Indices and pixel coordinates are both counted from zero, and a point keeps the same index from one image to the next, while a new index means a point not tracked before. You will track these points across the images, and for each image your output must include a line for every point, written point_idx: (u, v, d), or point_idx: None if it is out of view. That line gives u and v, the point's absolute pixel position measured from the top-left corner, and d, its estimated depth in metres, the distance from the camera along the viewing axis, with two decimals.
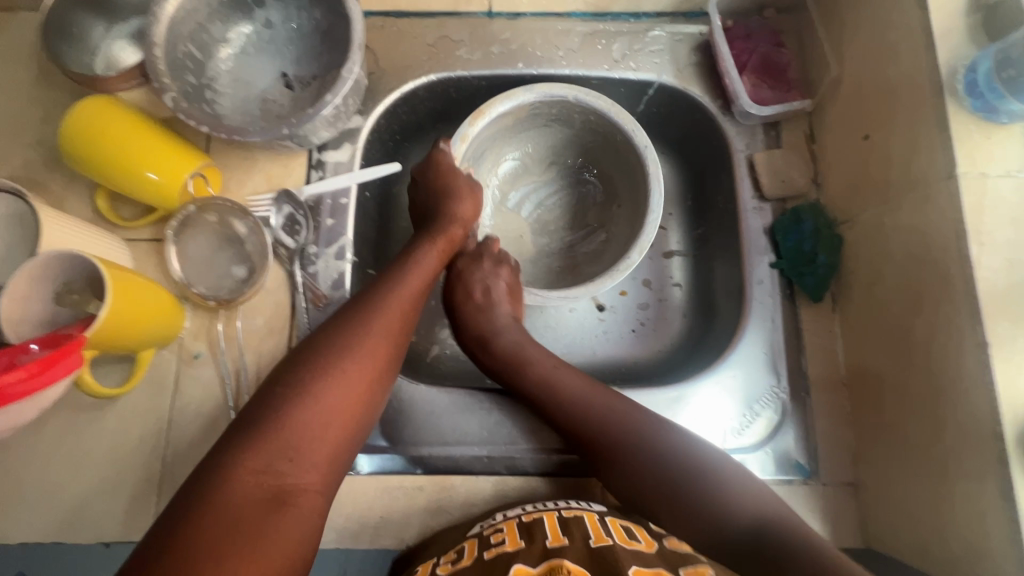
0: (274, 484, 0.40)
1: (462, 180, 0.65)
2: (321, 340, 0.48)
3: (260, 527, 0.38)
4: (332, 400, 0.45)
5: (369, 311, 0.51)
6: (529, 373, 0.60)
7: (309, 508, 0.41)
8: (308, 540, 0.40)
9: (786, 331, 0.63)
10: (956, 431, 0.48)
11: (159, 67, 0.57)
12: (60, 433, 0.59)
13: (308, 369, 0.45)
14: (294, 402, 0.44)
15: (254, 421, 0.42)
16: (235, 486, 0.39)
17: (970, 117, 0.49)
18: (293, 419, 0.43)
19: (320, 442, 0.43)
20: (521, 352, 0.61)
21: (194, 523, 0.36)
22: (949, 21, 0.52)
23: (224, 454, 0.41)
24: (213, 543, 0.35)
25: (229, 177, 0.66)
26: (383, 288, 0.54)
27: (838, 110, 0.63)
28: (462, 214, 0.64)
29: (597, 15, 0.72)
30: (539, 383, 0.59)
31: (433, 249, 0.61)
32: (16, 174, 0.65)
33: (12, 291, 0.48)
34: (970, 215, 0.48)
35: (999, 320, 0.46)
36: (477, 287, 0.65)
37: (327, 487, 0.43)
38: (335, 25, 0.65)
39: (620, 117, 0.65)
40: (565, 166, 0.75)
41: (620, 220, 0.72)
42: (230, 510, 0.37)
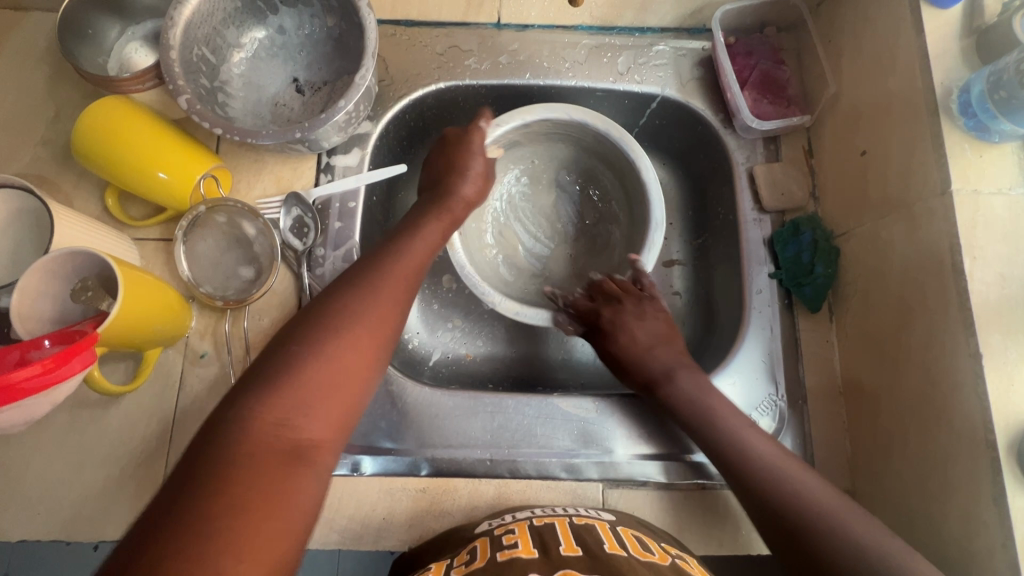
0: (287, 439, 0.38)
1: (475, 166, 0.65)
2: (329, 301, 0.47)
3: (275, 481, 0.36)
4: (342, 356, 0.44)
5: (379, 275, 0.50)
6: (682, 390, 0.59)
7: (321, 466, 0.39)
8: (318, 503, 0.38)
9: (784, 340, 0.65)
10: (950, 438, 0.49)
11: (174, 69, 0.58)
12: (64, 430, 0.59)
13: (318, 327, 0.45)
14: (308, 355, 0.42)
15: (267, 375, 0.41)
16: (252, 436, 0.37)
17: (963, 136, 0.51)
18: (306, 372, 0.41)
19: (332, 399, 0.42)
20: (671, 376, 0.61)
21: (210, 470, 0.34)
22: (944, 43, 0.54)
23: (235, 406, 0.39)
24: (228, 498, 0.33)
25: (239, 179, 0.67)
26: (390, 257, 0.53)
27: (836, 125, 0.65)
28: (466, 197, 0.64)
29: (604, 29, 0.74)
30: (692, 406, 0.58)
31: (438, 223, 0.60)
32: (25, 171, 0.65)
33: (23, 287, 0.48)
34: (964, 229, 0.49)
35: (992, 332, 0.47)
36: (640, 329, 0.64)
37: (338, 444, 0.41)
38: (347, 32, 0.67)
39: (623, 139, 0.67)
40: (574, 183, 0.77)
41: (623, 236, 0.73)
42: (246, 461, 0.35)
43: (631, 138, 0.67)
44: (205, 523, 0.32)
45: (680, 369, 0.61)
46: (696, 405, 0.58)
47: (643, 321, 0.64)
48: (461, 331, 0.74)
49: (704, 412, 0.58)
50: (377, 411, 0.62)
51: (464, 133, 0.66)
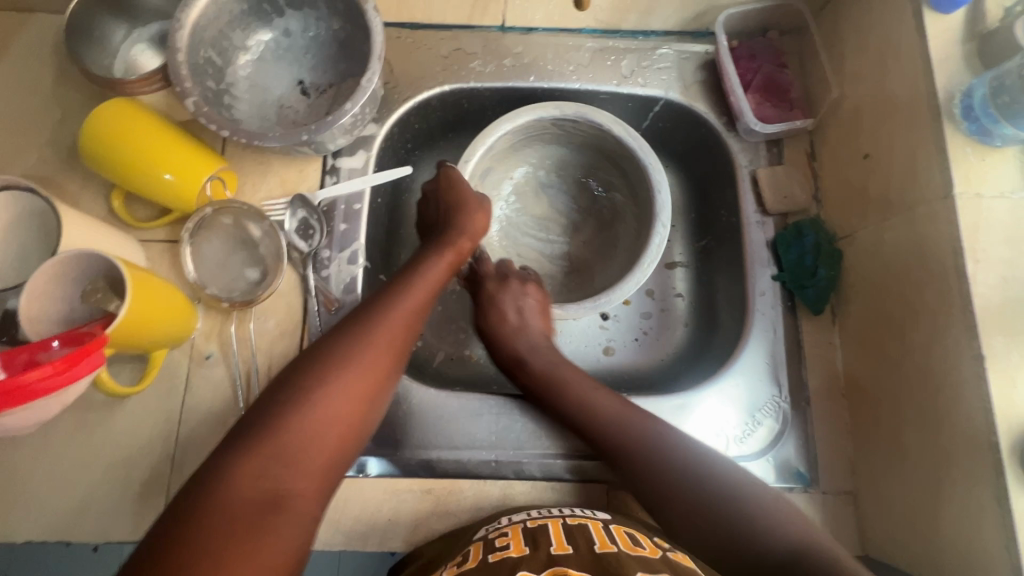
0: (268, 490, 0.39)
1: (473, 194, 0.66)
2: (324, 347, 0.48)
3: (255, 532, 0.37)
4: (332, 403, 0.45)
5: (375, 318, 0.51)
6: (535, 368, 0.63)
7: (301, 515, 0.40)
8: (297, 552, 0.39)
9: (787, 341, 0.65)
10: (952, 440, 0.50)
11: (181, 71, 0.58)
12: (70, 431, 0.59)
13: (312, 374, 0.46)
14: (295, 404, 0.44)
15: (256, 422, 0.43)
16: (232, 487, 0.39)
17: (966, 139, 0.52)
18: (291, 421, 0.43)
19: (315, 450, 0.43)
20: (555, 372, 0.62)
21: (188, 525, 0.36)
22: (947, 48, 0.54)
23: (223, 455, 0.41)
24: (205, 552, 0.35)
25: (244, 181, 0.67)
26: (387, 298, 0.54)
27: (838, 129, 0.66)
28: (471, 229, 0.64)
29: (607, 32, 0.74)
30: (546, 373, 0.62)
31: (440, 261, 0.60)
32: (31, 173, 0.65)
33: (31, 289, 0.48)
34: (966, 232, 0.50)
35: (994, 334, 0.48)
36: (511, 306, 0.66)
37: (322, 493, 0.43)
38: (353, 35, 0.67)
39: (623, 131, 0.67)
40: (574, 183, 0.78)
41: (629, 227, 0.73)
42: (223, 516, 0.37)
43: (637, 135, 0.67)
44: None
45: (561, 363, 0.63)
46: (579, 401, 0.59)
47: (517, 301, 0.67)
48: (465, 332, 0.75)
49: (549, 381, 0.61)
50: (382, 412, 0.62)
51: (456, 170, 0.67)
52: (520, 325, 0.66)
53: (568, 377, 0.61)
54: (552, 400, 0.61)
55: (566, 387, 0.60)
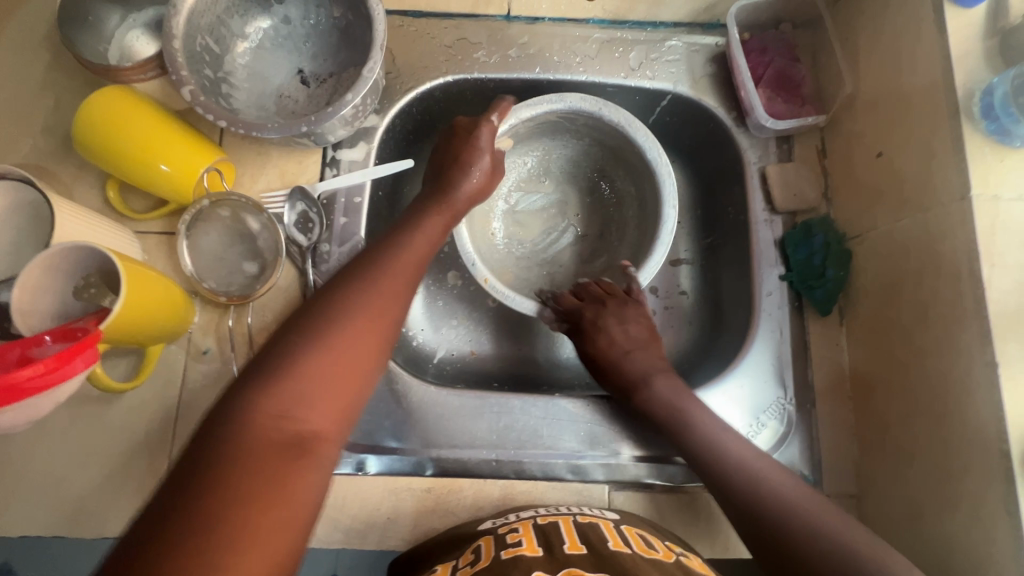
0: (289, 431, 0.38)
1: (484, 158, 0.63)
2: (330, 294, 0.47)
3: (278, 474, 0.36)
4: (344, 346, 0.43)
5: (380, 268, 0.50)
6: (658, 393, 0.59)
7: (324, 458, 0.39)
8: (321, 494, 0.38)
9: (793, 342, 0.64)
10: (962, 447, 0.49)
11: (177, 59, 0.57)
12: (65, 425, 0.58)
13: (318, 322, 0.44)
14: (306, 349, 0.42)
15: (267, 368, 0.41)
16: (252, 429, 0.37)
17: (984, 139, 0.50)
18: (306, 366, 0.41)
19: (335, 391, 0.41)
20: (650, 380, 0.60)
21: (205, 476, 0.34)
22: (967, 44, 0.52)
23: (237, 399, 0.39)
24: (230, 490, 0.33)
25: (243, 172, 0.66)
26: (392, 251, 0.52)
27: (850, 127, 0.64)
28: (468, 190, 0.62)
29: (615, 22, 0.72)
30: (669, 404, 0.59)
31: (437, 219, 0.59)
32: (25, 162, 0.64)
33: (24, 282, 0.47)
34: (982, 234, 0.49)
35: (1009, 341, 0.47)
36: (619, 330, 0.63)
37: (341, 435, 0.41)
38: (355, 23, 0.65)
39: (620, 116, 0.66)
40: (549, 180, 0.76)
41: (636, 220, 0.72)
42: (242, 457, 0.35)
43: (642, 127, 0.66)
44: (208, 518, 0.32)
45: (657, 372, 0.61)
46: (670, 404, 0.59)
47: (624, 326, 0.64)
48: (465, 328, 0.74)
49: (676, 411, 0.58)
50: (381, 410, 0.62)
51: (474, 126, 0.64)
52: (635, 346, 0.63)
53: (692, 407, 0.58)
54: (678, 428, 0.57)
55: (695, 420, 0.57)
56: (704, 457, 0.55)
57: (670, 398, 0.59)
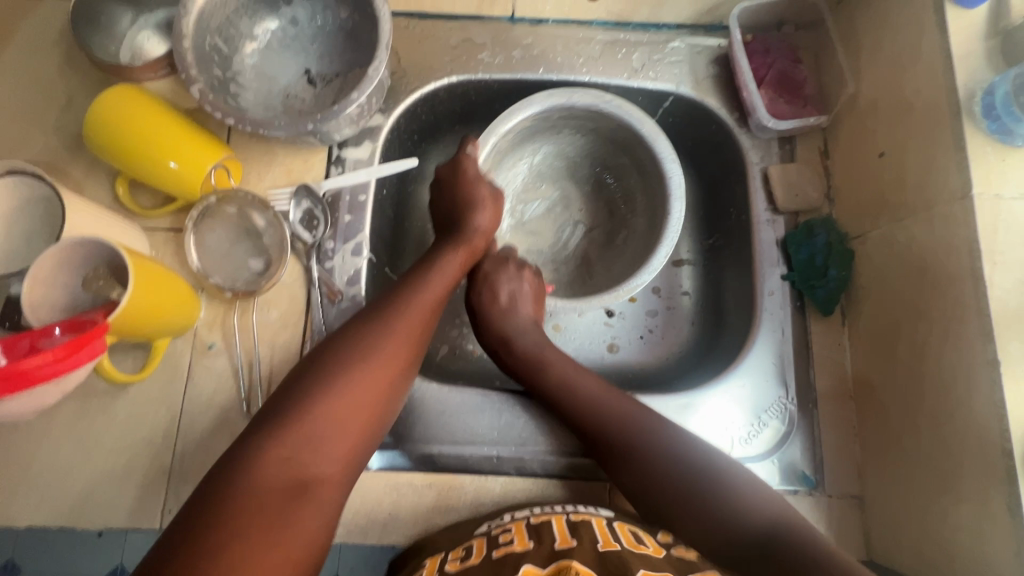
0: (297, 474, 0.41)
1: (482, 192, 0.64)
2: (347, 334, 0.49)
3: (282, 515, 0.39)
4: (357, 391, 0.46)
5: (397, 309, 0.52)
6: (521, 349, 0.63)
7: (325, 500, 0.42)
8: (321, 533, 0.41)
9: (796, 342, 0.64)
10: (963, 447, 0.49)
11: (187, 58, 0.58)
12: (72, 417, 0.59)
13: (334, 364, 0.46)
14: (322, 392, 0.44)
15: (283, 407, 0.44)
16: (265, 468, 0.40)
17: (987, 138, 0.50)
18: (319, 408, 0.44)
19: (343, 435, 0.44)
20: (544, 353, 0.62)
21: (219, 509, 0.37)
22: (968, 44, 0.53)
23: (255, 437, 0.42)
24: (238, 525, 0.36)
25: (249, 170, 0.67)
26: (407, 291, 0.54)
27: (852, 127, 0.64)
28: (481, 227, 0.64)
29: (618, 24, 0.73)
30: (531, 355, 0.62)
31: (456, 257, 0.60)
32: (37, 159, 0.65)
33: (35, 275, 0.48)
34: (984, 233, 0.49)
35: (1011, 339, 0.47)
36: (506, 287, 0.66)
37: (344, 479, 0.44)
38: (361, 24, 0.66)
39: (607, 101, 0.66)
40: (542, 184, 0.77)
41: (638, 206, 0.73)
42: (252, 495, 0.38)
43: (642, 115, 0.66)
44: (211, 554, 0.34)
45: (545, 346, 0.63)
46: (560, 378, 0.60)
47: (511, 284, 0.66)
48: (468, 326, 0.74)
49: (537, 362, 0.62)
50: None
51: (454, 164, 0.66)
52: (509, 307, 0.65)
53: (556, 359, 0.62)
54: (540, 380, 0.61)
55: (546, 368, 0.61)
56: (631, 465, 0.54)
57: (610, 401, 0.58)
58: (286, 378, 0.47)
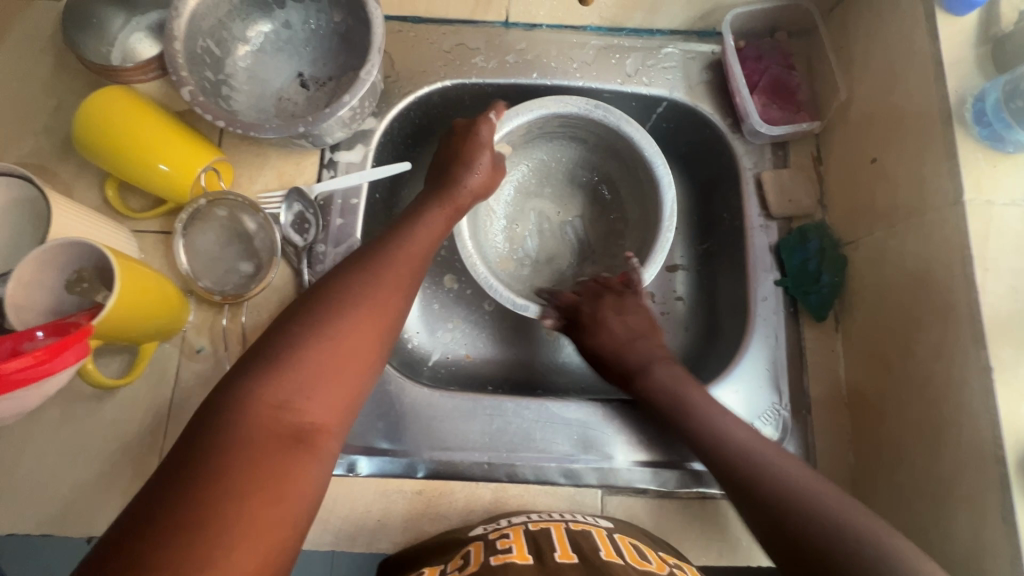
0: (290, 422, 0.39)
1: (484, 158, 0.63)
2: (331, 286, 0.47)
3: (281, 465, 0.36)
4: (344, 339, 0.43)
5: (381, 262, 0.50)
6: (656, 382, 0.59)
7: (324, 451, 0.40)
8: (320, 486, 0.39)
9: (789, 348, 0.64)
10: (958, 453, 0.48)
11: (177, 60, 0.57)
12: (56, 422, 0.58)
13: (318, 312, 0.44)
14: (305, 340, 0.42)
15: (267, 355, 0.41)
16: (255, 417, 0.38)
17: (977, 144, 0.50)
18: (306, 355, 0.42)
19: (336, 383, 0.42)
20: (650, 367, 0.60)
21: (211, 458, 0.35)
22: (959, 51, 0.53)
23: (240, 385, 0.39)
24: (232, 475, 0.34)
25: (240, 172, 0.66)
26: (393, 246, 0.52)
27: (845, 133, 0.65)
28: (473, 186, 0.62)
29: (612, 30, 0.73)
30: (670, 393, 0.58)
31: (440, 212, 0.59)
32: (25, 161, 0.65)
33: (18, 277, 0.48)
34: (975, 240, 0.49)
35: (1003, 345, 0.46)
36: (617, 321, 0.63)
37: (342, 425, 0.42)
38: (355, 27, 0.66)
39: (592, 107, 0.66)
40: (537, 195, 0.77)
41: (634, 206, 0.72)
42: (241, 441, 0.36)
43: (630, 121, 0.66)
44: (205, 506, 0.32)
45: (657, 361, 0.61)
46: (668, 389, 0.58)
47: (622, 315, 0.64)
48: (461, 331, 0.73)
49: (675, 394, 0.58)
50: (374, 411, 0.61)
51: (471, 125, 0.64)
52: (636, 335, 0.63)
53: (691, 389, 0.58)
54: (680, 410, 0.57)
55: (693, 398, 0.57)
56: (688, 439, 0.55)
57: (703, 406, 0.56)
58: (267, 329, 0.44)
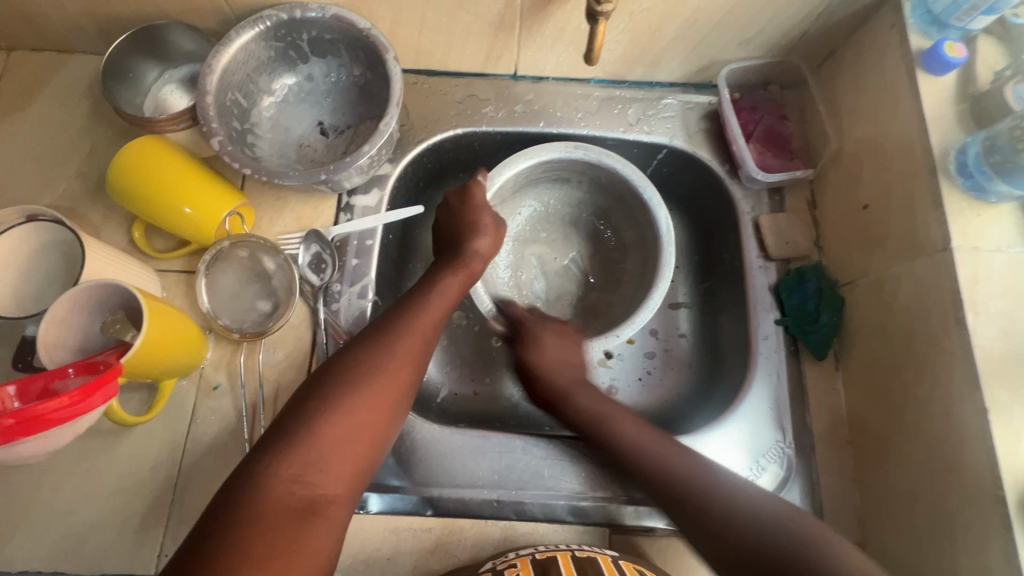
0: (302, 495, 0.43)
1: (485, 220, 0.66)
2: (345, 361, 0.51)
3: (292, 536, 0.40)
4: (355, 414, 0.48)
5: (394, 334, 0.54)
6: (620, 433, 0.59)
7: (331, 520, 0.44)
8: (330, 552, 0.43)
9: (791, 387, 0.65)
10: (959, 493, 0.49)
11: (208, 112, 0.62)
12: (74, 457, 0.59)
13: (334, 387, 0.48)
14: (321, 415, 0.47)
15: (286, 429, 0.46)
16: (270, 491, 0.42)
17: (962, 195, 0.53)
18: (320, 430, 0.46)
19: (345, 455, 0.46)
20: (573, 394, 0.64)
21: (230, 530, 0.39)
22: (940, 107, 0.56)
23: (258, 460, 0.43)
24: (250, 546, 0.38)
25: (262, 215, 0.69)
26: (406, 316, 0.56)
27: (838, 180, 0.68)
28: (481, 251, 0.65)
29: (614, 82, 0.77)
30: (595, 412, 0.62)
31: (454, 279, 0.62)
32: (58, 204, 0.68)
33: (52, 318, 0.50)
34: (966, 286, 0.51)
35: (998, 388, 0.48)
36: (555, 345, 0.66)
37: (351, 495, 0.46)
38: (373, 81, 0.70)
39: (569, 149, 0.71)
40: (536, 240, 0.79)
41: (632, 235, 0.76)
42: (265, 515, 0.40)
43: (615, 156, 0.70)
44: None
45: (580, 388, 0.64)
46: (591, 410, 0.62)
47: (558, 339, 0.67)
48: (469, 368, 0.75)
49: (595, 417, 0.62)
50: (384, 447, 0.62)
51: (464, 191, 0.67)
52: (565, 363, 0.66)
53: (611, 411, 0.62)
54: (598, 435, 0.61)
55: (612, 422, 0.61)
56: (690, 505, 0.53)
57: (660, 451, 0.57)
58: (287, 402, 0.49)
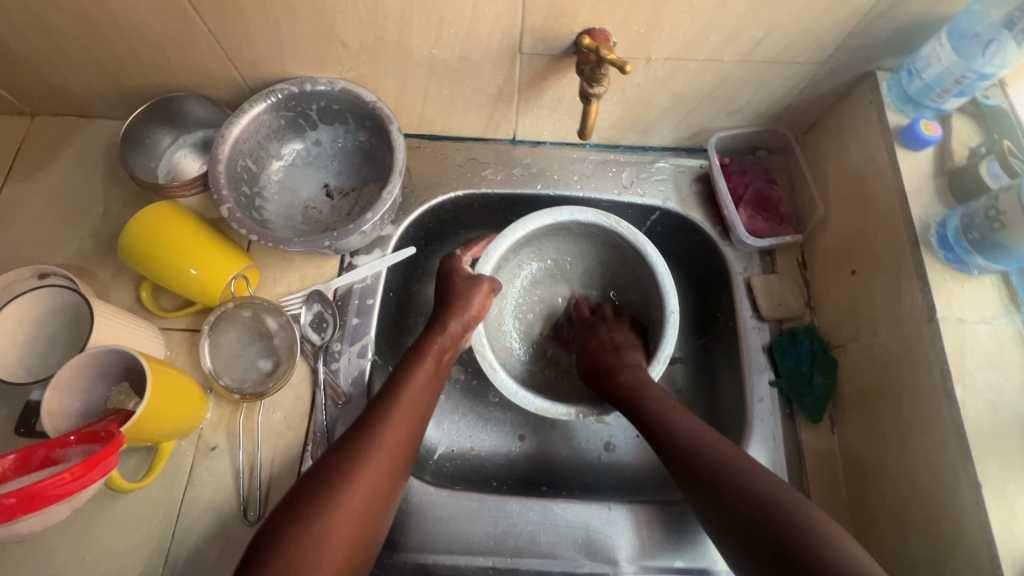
0: None
1: (468, 286, 0.67)
2: (327, 465, 0.51)
3: None
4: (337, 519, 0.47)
5: (376, 428, 0.54)
6: (623, 379, 0.63)
7: None
8: None
9: (787, 450, 0.65)
10: (958, 568, 0.49)
11: (219, 180, 0.65)
12: (68, 520, 0.59)
13: (314, 494, 0.48)
14: (301, 524, 0.46)
15: (265, 544, 0.45)
16: None
17: (944, 266, 0.55)
18: (297, 541, 0.45)
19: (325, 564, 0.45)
20: (621, 368, 0.64)
21: None
22: (919, 181, 0.59)
23: None
24: None
25: (265, 275, 0.71)
26: (390, 405, 0.56)
27: (828, 244, 0.70)
28: (465, 324, 0.65)
29: (609, 146, 0.80)
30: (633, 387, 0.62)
31: (436, 357, 0.62)
32: (69, 263, 0.70)
33: (56, 383, 0.51)
34: (952, 358, 0.52)
35: (989, 461, 0.49)
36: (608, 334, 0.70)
37: None
38: (378, 147, 0.73)
39: (517, 228, 0.71)
40: (534, 315, 0.80)
41: (625, 275, 0.78)
42: None
43: (568, 211, 0.72)
44: None
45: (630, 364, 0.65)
46: (637, 378, 0.63)
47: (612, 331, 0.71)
48: (467, 424, 0.75)
49: (638, 390, 0.61)
50: None
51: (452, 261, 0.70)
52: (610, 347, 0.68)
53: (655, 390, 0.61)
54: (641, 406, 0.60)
55: (655, 398, 0.60)
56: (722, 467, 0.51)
57: (662, 408, 0.59)
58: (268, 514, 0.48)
